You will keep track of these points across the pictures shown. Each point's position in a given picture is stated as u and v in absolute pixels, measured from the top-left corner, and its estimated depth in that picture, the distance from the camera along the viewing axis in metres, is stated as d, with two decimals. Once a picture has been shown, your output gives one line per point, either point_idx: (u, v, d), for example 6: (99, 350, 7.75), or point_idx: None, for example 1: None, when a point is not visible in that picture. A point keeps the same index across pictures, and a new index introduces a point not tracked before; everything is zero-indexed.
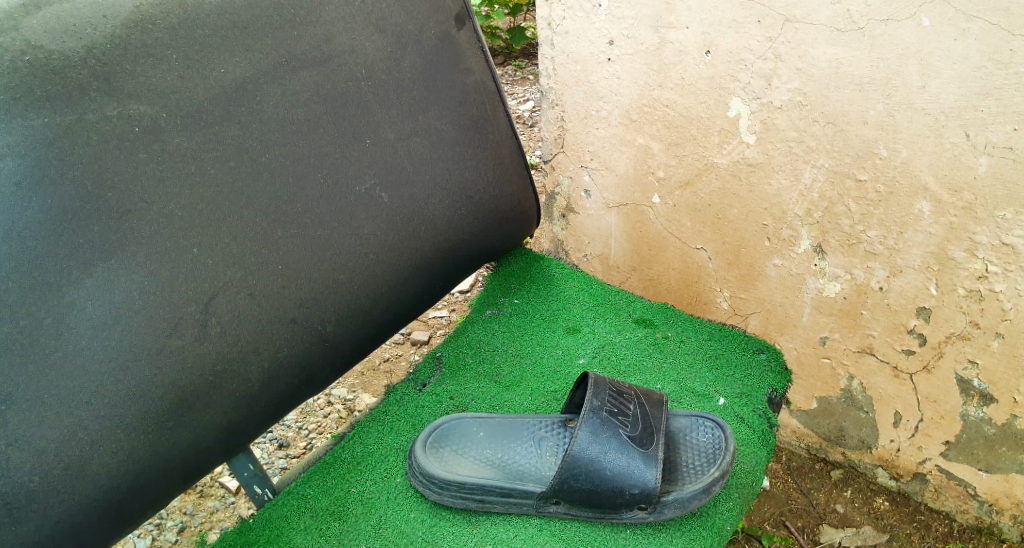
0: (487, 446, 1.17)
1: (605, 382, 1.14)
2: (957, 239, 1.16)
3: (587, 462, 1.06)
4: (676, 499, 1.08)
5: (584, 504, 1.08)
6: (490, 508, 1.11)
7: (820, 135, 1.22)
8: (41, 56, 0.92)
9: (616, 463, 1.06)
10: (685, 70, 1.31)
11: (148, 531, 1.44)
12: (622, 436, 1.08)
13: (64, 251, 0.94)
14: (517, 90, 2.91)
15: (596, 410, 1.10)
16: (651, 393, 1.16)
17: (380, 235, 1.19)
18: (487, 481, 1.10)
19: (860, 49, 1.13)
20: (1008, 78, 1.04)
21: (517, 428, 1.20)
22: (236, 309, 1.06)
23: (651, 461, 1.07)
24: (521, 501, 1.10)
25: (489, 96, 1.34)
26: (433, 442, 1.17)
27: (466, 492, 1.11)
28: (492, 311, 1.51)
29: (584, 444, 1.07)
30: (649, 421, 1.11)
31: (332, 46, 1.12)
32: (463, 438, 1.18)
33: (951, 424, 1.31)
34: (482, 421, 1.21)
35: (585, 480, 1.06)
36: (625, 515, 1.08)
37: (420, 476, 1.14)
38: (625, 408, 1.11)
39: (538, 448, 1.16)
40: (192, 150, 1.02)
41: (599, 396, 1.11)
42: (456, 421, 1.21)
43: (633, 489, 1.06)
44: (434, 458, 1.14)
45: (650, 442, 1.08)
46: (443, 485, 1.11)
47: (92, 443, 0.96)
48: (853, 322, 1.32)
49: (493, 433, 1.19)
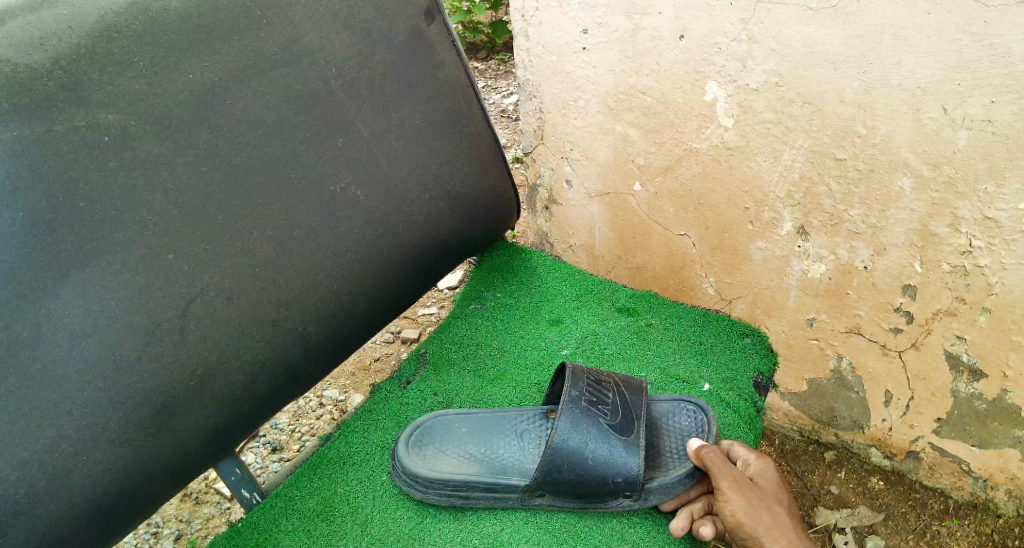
0: (469, 440, 1.16)
1: (582, 370, 1.13)
2: (940, 215, 1.15)
3: (569, 454, 1.05)
4: (661, 484, 1.08)
5: (570, 495, 1.08)
6: (476, 503, 1.11)
7: (798, 115, 1.21)
8: (8, 69, 0.91)
9: (599, 452, 1.05)
10: (661, 55, 1.30)
11: (145, 540, 1.43)
12: (602, 426, 1.07)
13: (38, 264, 0.93)
14: (501, 84, 2.90)
15: (575, 400, 1.09)
16: (630, 379, 1.15)
17: (358, 234, 1.19)
18: (472, 478, 1.10)
19: (834, 27, 1.12)
20: (983, 50, 1.03)
21: (499, 419, 1.19)
22: (215, 314, 1.06)
23: (634, 448, 1.07)
24: (506, 494, 1.10)
25: (463, 90, 1.33)
26: (414, 438, 1.16)
27: (451, 489, 1.10)
28: (476, 305, 1.50)
29: (565, 435, 1.06)
30: (630, 408, 1.10)
31: (302, 47, 1.11)
32: (445, 433, 1.17)
33: (942, 400, 1.30)
34: (463, 413, 1.20)
35: (568, 471, 1.05)
36: (611, 504, 1.08)
37: (404, 475, 1.13)
38: (605, 397, 1.10)
39: (521, 438, 1.16)
40: (163, 155, 1.01)
41: (578, 386, 1.10)
42: (438, 418, 1.19)
43: (618, 478, 1.05)
44: (416, 455, 1.13)
45: (631, 429, 1.08)
46: (427, 484, 1.10)
47: (76, 452, 0.96)
48: (840, 302, 1.31)
49: (475, 426, 1.18)
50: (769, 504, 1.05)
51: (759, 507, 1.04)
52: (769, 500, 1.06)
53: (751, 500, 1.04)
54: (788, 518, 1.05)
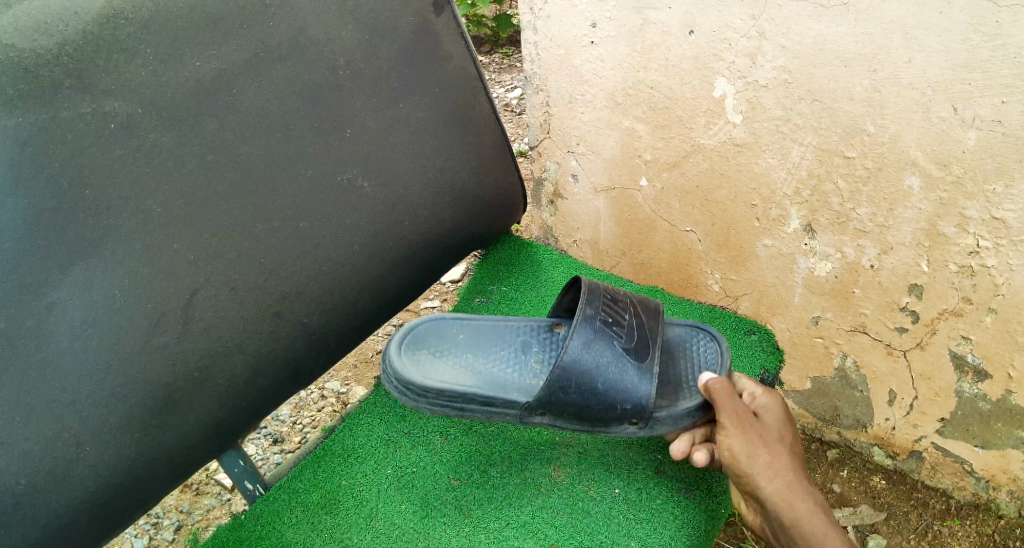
0: (465, 355, 1.16)
1: (598, 289, 1.12)
2: (947, 215, 1.15)
3: (580, 374, 1.06)
4: (669, 416, 1.08)
5: (572, 417, 1.08)
6: (470, 415, 1.11)
7: (807, 113, 1.20)
8: (14, 54, 0.90)
9: (610, 377, 1.06)
10: (669, 50, 1.30)
11: (145, 530, 1.42)
12: (616, 349, 1.07)
13: (42, 253, 0.92)
14: (504, 78, 2.88)
15: (590, 318, 1.08)
16: (647, 301, 1.17)
17: (363, 227, 1.18)
18: (469, 390, 1.10)
19: (845, 25, 1.11)
20: (995, 50, 1.03)
21: (496, 338, 1.19)
22: (219, 305, 1.05)
23: (646, 375, 1.07)
24: (503, 410, 1.10)
25: (470, 83, 1.32)
26: (410, 344, 1.16)
27: (446, 399, 1.10)
28: (481, 299, 1.49)
29: (577, 353, 1.06)
30: (645, 333, 1.11)
31: (309, 37, 1.11)
32: (441, 344, 1.17)
33: (946, 400, 1.30)
34: (461, 327, 1.21)
35: (576, 392, 1.06)
36: (614, 429, 1.09)
37: (399, 383, 1.12)
38: (620, 318, 1.10)
39: (518, 358, 1.16)
40: (168, 145, 1.00)
41: (593, 304, 1.10)
42: (444, 333, 1.19)
43: (626, 404, 1.06)
44: (412, 362, 1.13)
45: (645, 355, 1.08)
46: (422, 391, 1.10)
47: (78, 443, 0.95)
48: (846, 300, 1.31)
49: (472, 342, 1.19)
50: (770, 445, 1.04)
51: (758, 444, 1.04)
52: (771, 441, 1.05)
53: (751, 437, 1.04)
54: (788, 461, 1.04)
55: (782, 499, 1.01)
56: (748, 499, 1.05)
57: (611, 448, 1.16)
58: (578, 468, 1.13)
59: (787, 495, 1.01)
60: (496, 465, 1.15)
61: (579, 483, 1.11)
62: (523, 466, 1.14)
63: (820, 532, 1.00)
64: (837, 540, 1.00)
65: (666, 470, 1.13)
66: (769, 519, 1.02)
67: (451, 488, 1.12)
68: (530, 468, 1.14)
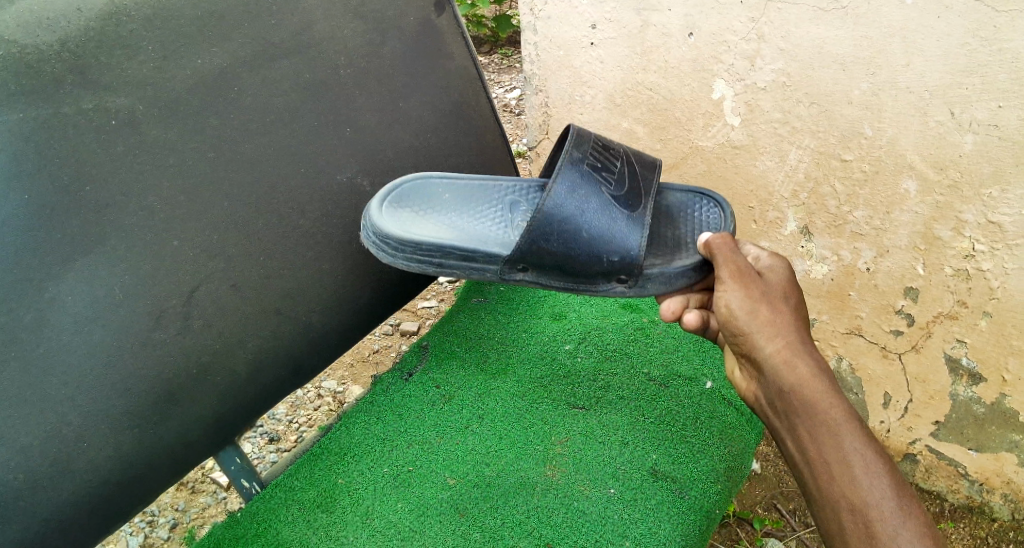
0: (445, 220, 1.16)
1: (587, 137, 1.14)
2: (943, 218, 1.16)
3: (564, 221, 1.07)
4: (662, 273, 1.08)
5: (556, 269, 1.09)
6: (449, 271, 1.10)
7: (805, 115, 1.21)
8: (16, 50, 0.90)
9: (595, 225, 1.07)
10: (669, 52, 1.30)
11: (140, 528, 1.43)
12: (604, 196, 1.09)
13: (44, 249, 0.92)
14: (503, 79, 2.89)
15: (577, 161, 1.10)
16: (642, 157, 1.18)
17: (364, 225, 1.19)
18: (447, 244, 1.09)
19: (844, 28, 1.12)
20: (992, 55, 1.03)
21: (475, 208, 1.20)
22: (220, 302, 1.05)
23: (635, 226, 1.08)
24: (483, 266, 1.10)
25: (470, 82, 1.33)
26: (391, 200, 1.15)
27: (423, 254, 1.09)
28: (478, 299, 1.45)
29: (561, 198, 1.07)
30: (635, 182, 1.13)
31: (310, 35, 1.11)
32: (420, 205, 1.17)
33: (940, 403, 1.32)
34: (441, 192, 1.21)
35: (558, 241, 1.07)
36: (601, 286, 1.09)
37: (373, 233, 1.10)
38: (610, 166, 1.12)
39: (498, 227, 1.17)
40: (170, 141, 1.00)
41: (580, 149, 1.11)
42: (427, 188, 1.20)
43: (613, 256, 1.07)
44: (391, 218, 1.12)
45: (634, 207, 1.10)
46: (398, 246, 1.08)
47: (78, 438, 0.95)
48: (842, 303, 1.33)
49: (452, 208, 1.19)
50: (773, 303, 0.98)
51: (760, 302, 0.97)
52: (776, 299, 0.99)
53: (752, 294, 0.98)
54: (792, 321, 0.96)
55: (783, 358, 0.93)
56: (745, 364, 0.99)
57: (606, 449, 1.16)
58: (573, 468, 1.14)
59: (787, 355, 0.93)
60: (491, 465, 1.15)
61: (575, 482, 1.12)
62: (519, 466, 1.14)
63: (820, 398, 0.89)
64: (850, 420, 0.88)
65: (661, 471, 1.13)
66: (765, 383, 0.94)
67: (447, 487, 1.12)
68: (525, 467, 1.14)
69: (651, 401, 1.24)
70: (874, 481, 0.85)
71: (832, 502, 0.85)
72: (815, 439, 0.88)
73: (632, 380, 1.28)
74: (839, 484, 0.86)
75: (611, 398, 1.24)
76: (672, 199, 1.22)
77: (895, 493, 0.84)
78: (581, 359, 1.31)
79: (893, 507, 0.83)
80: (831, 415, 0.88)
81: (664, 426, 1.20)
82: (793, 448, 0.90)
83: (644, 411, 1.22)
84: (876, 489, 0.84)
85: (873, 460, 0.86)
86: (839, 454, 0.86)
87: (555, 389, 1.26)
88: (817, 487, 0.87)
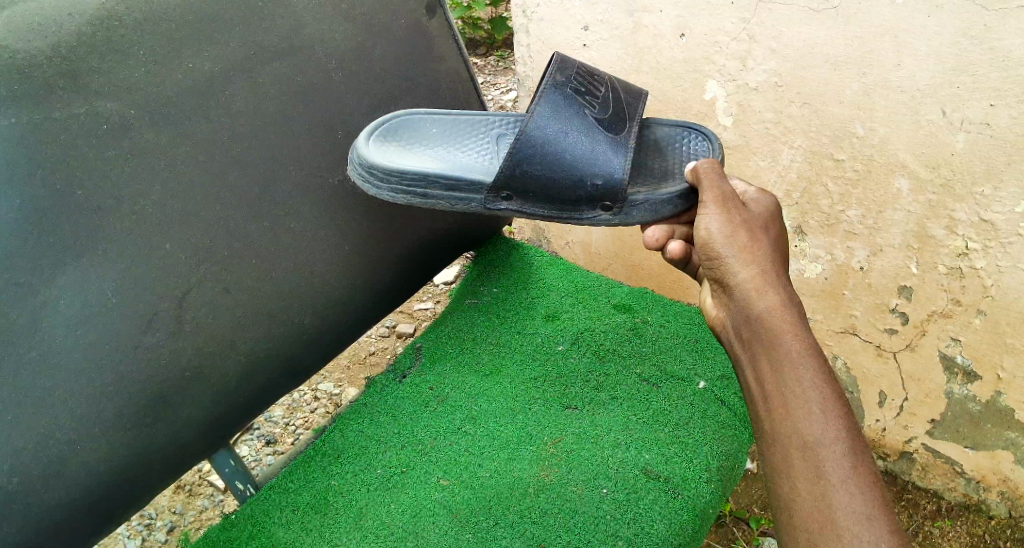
0: (430, 152, 1.20)
1: (572, 62, 1.14)
2: (936, 217, 1.16)
3: (546, 144, 1.09)
4: (646, 200, 1.10)
5: (540, 197, 1.11)
6: (434, 202, 1.12)
7: (797, 115, 1.21)
8: (8, 56, 0.90)
9: (578, 148, 1.09)
10: (660, 53, 1.32)
11: (138, 531, 1.43)
12: (587, 121, 1.10)
13: (36, 253, 0.93)
14: (499, 80, 2.90)
15: (560, 85, 1.11)
16: (630, 85, 1.19)
17: (356, 227, 1.19)
18: (430, 173, 1.10)
19: (834, 28, 1.12)
20: (983, 54, 1.03)
21: (461, 143, 1.24)
22: (212, 305, 1.06)
23: (619, 150, 1.10)
24: (467, 195, 1.12)
25: (461, 84, 1.33)
26: (378, 131, 1.18)
27: (408, 184, 1.11)
28: (471, 300, 1.44)
29: (544, 120, 1.09)
30: (620, 107, 1.14)
31: (301, 38, 1.11)
32: (407, 137, 1.20)
33: (936, 402, 1.32)
34: (428, 125, 1.25)
35: (541, 166, 1.09)
36: (587, 214, 1.11)
37: (358, 165, 1.12)
38: (595, 91, 1.13)
39: (482, 158, 1.21)
40: (161, 145, 1.01)
41: (565, 72, 1.13)
42: (412, 128, 1.22)
43: (596, 181, 1.08)
44: (377, 147, 1.14)
45: (618, 130, 1.11)
46: (383, 176, 1.10)
47: (71, 441, 0.96)
48: (836, 302, 1.33)
49: (438, 141, 1.23)
50: (753, 230, 1.00)
51: (739, 228, 0.99)
52: (756, 228, 1.01)
53: (732, 219, 1.00)
54: (769, 250, 0.98)
55: (754, 286, 0.95)
56: (717, 292, 1.00)
57: (599, 448, 1.17)
58: (566, 468, 1.14)
59: (759, 283, 0.95)
60: (484, 465, 1.15)
61: (567, 481, 1.12)
62: (511, 466, 1.15)
63: (785, 330, 0.91)
64: (809, 355, 0.89)
65: (654, 470, 1.13)
66: (734, 309, 0.96)
67: (440, 487, 1.13)
68: (518, 467, 1.14)
69: (644, 401, 1.24)
70: (824, 414, 0.86)
71: (781, 434, 0.87)
72: (775, 371, 0.90)
73: (625, 380, 1.28)
74: (790, 416, 0.87)
75: (604, 399, 1.24)
76: (661, 133, 1.23)
77: (844, 433, 0.86)
78: (573, 359, 1.31)
79: (839, 446, 0.85)
80: (793, 349, 0.90)
81: (658, 426, 1.20)
82: (752, 376, 0.92)
83: (637, 410, 1.22)
84: (826, 425, 0.86)
85: (828, 397, 0.87)
86: (796, 387, 0.88)
87: (548, 390, 1.26)
88: (768, 417, 0.89)
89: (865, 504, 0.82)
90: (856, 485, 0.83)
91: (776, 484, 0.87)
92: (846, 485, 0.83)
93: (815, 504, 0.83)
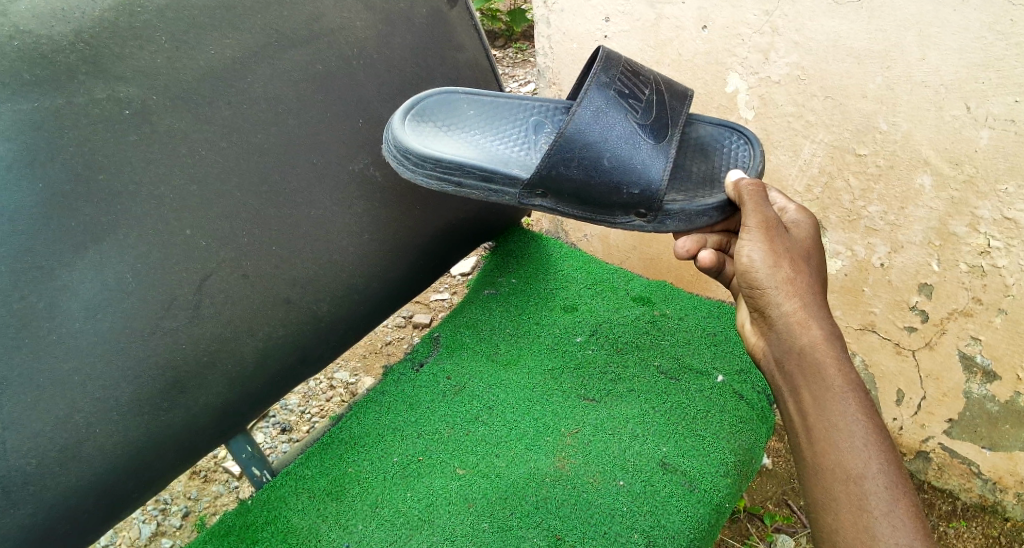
0: (467, 136, 1.20)
1: (618, 60, 1.13)
2: (958, 213, 1.15)
3: (586, 148, 1.08)
4: (683, 212, 1.09)
5: (576, 197, 1.10)
6: (467, 191, 1.12)
7: (819, 109, 1.20)
8: (30, 41, 0.91)
9: (618, 152, 1.08)
10: (682, 45, 1.31)
11: (153, 516, 1.43)
12: (631, 124, 1.09)
13: (57, 235, 0.93)
14: (518, 72, 2.89)
15: (604, 85, 1.10)
16: (675, 85, 1.17)
17: (374, 215, 1.20)
18: (466, 162, 1.10)
19: (858, 21, 1.11)
20: (1008, 49, 1.02)
21: (498, 126, 1.24)
22: (230, 290, 1.06)
23: (661, 159, 1.09)
24: (502, 188, 1.11)
25: (481, 74, 1.33)
26: (417, 112, 1.18)
27: (443, 171, 1.11)
28: (490, 290, 1.44)
29: (585, 122, 1.08)
30: (664, 111, 1.12)
31: (322, 26, 1.11)
32: (444, 119, 1.21)
33: (954, 401, 1.31)
34: (467, 106, 1.25)
35: (578, 168, 1.08)
36: (622, 219, 1.11)
37: (395, 149, 1.11)
38: (640, 93, 1.12)
39: (519, 148, 1.21)
40: (183, 131, 1.01)
41: (609, 72, 1.11)
42: (453, 115, 1.22)
43: (634, 189, 1.08)
44: (414, 133, 1.14)
45: (662, 137, 1.10)
46: (419, 161, 1.10)
47: (88, 425, 0.96)
48: (855, 298, 1.32)
49: (475, 123, 1.23)
50: (796, 258, 0.98)
51: (781, 250, 0.97)
52: (798, 256, 0.99)
53: (775, 244, 0.97)
54: (811, 278, 0.97)
55: (799, 320, 0.93)
56: (753, 314, 0.99)
57: (616, 439, 1.16)
58: (583, 459, 1.14)
59: (803, 315, 0.94)
60: (501, 456, 1.15)
61: (583, 474, 1.12)
62: (528, 457, 1.15)
63: (828, 363, 0.91)
64: (851, 392, 0.90)
65: (670, 463, 1.13)
66: (776, 339, 0.95)
67: (457, 477, 1.13)
68: (535, 457, 1.14)
69: (661, 394, 1.23)
70: (870, 453, 0.87)
71: (827, 470, 0.88)
72: (817, 405, 0.90)
73: (641, 372, 1.27)
74: (832, 450, 0.88)
75: (621, 391, 1.24)
76: (704, 132, 1.22)
77: (887, 466, 0.87)
78: (591, 351, 1.30)
79: (881, 481, 0.86)
80: (836, 383, 0.90)
81: (674, 418, 1.19)
82: (792, 403, 0.92)
83: (653, 403, 1.22)
84: (868, 459, 0.87)
85: (870, 433, 0.88)
86: (839, 422, 0.88)
87: (565, 381, 1.25)
88: (810, 447, 0.89)
89: (910, 538, 0.83)
90: (899, 517, 0.84)
91: (819, 518, 0.88)
92: (890, 517, 0.84)
93: (860, 538, 0.84)
